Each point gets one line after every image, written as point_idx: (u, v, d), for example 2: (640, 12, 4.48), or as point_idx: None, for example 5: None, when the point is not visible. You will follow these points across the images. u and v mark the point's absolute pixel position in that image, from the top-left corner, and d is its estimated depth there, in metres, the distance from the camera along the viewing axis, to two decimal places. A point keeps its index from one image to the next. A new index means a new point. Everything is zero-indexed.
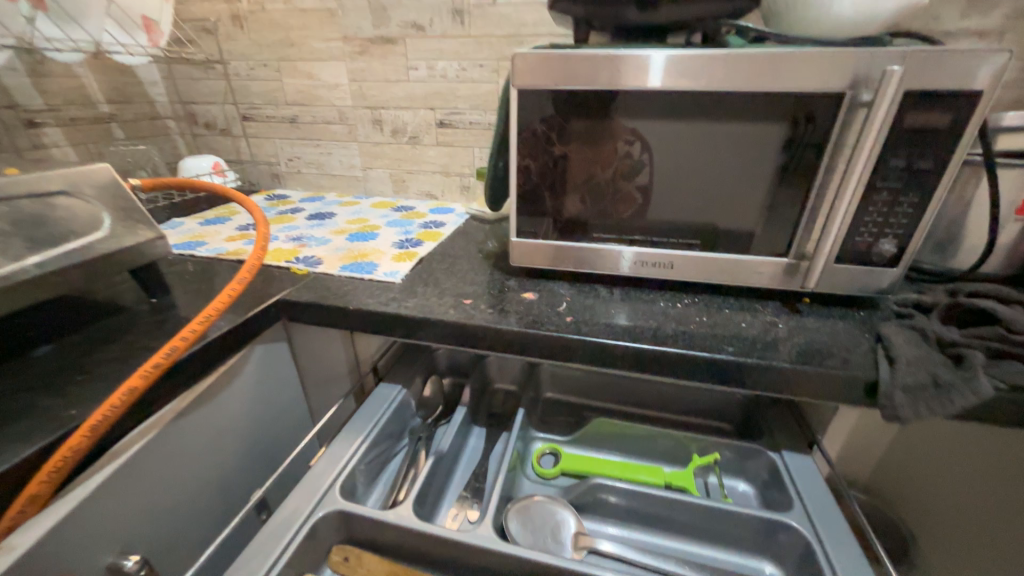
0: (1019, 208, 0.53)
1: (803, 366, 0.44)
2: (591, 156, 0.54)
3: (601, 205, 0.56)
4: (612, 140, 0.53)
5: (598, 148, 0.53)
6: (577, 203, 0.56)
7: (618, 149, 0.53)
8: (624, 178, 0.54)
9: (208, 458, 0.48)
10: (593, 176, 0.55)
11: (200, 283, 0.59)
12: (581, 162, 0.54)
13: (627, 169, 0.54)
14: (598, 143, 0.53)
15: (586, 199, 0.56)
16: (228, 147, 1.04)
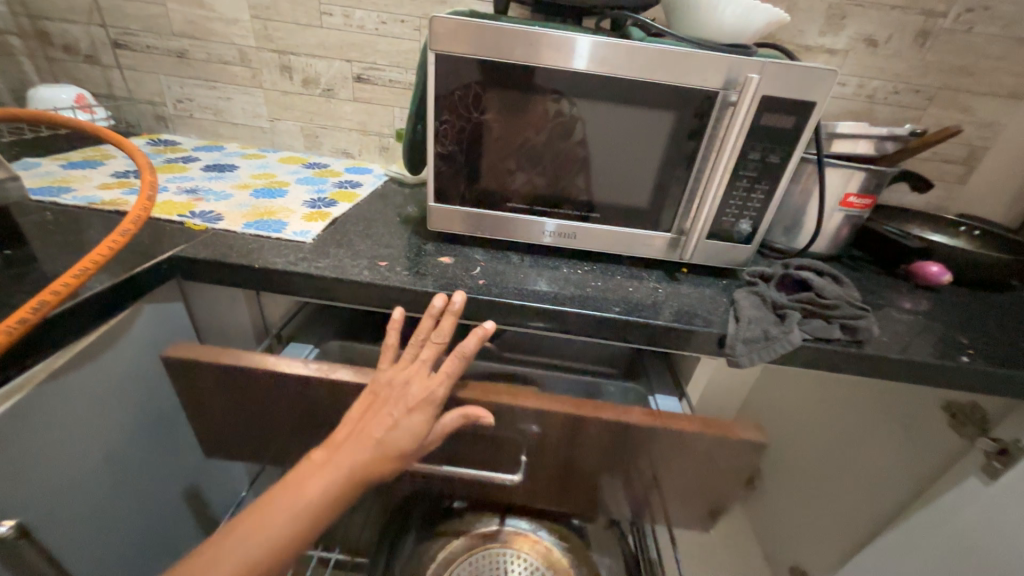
0: (841, 200, 0.68)
1: (675, 324, 0.52)
2: (521, 122, 0.56)
3: (540, 167, 0.59)
4: (539, 101, 0.55)
5: (523, 112, 0.56)
6: (510, 165, 0.59)
7: (548, 109, 0.55)
8: (560, 138, 0.57)
9: (92, 423, 0.44)
10: (528, 139, 0.58)
11: (68, 235, 0.52)
12: (507, 124, 0.56)
13: (561, 128, 0.56)
14: (524, 108, 0.55)
15: (521, 161, 0.59)
16: (97, 78, 0.89)
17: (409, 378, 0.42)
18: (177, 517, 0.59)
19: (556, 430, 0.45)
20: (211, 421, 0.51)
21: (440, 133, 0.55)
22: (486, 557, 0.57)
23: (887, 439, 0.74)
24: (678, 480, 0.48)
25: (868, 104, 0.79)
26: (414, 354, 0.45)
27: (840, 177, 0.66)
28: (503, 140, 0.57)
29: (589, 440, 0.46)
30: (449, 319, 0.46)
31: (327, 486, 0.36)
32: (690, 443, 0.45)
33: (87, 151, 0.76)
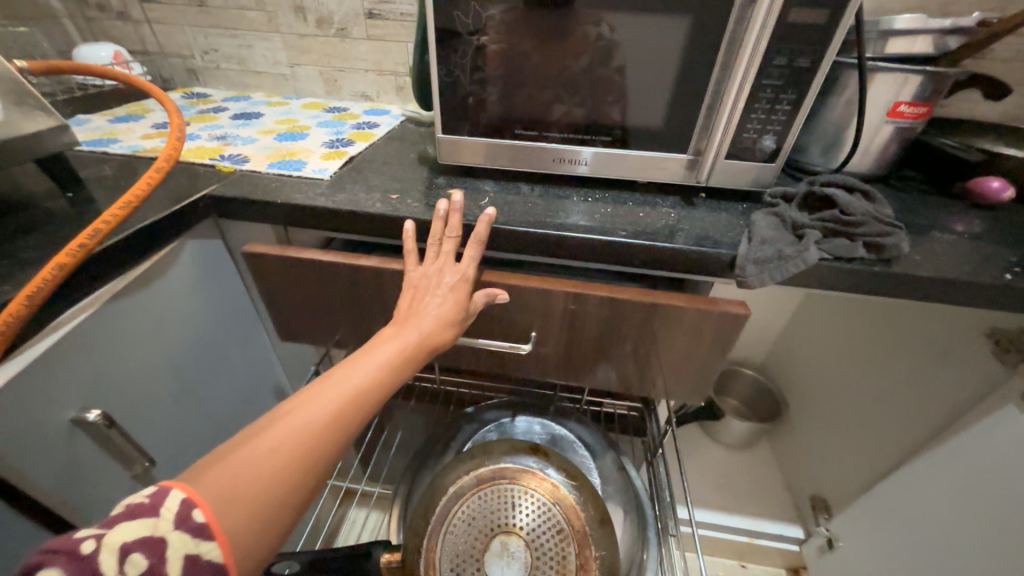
0: (889, 110, 0.61)
1: (684, 247, 0.51)
2: (560, 50, 0.55)
3: (578, 96, 0.57)
4: (578, 26, 0.53)
5: (561, 38, 0.54)
6: (547, 97, 0.58)
7: (588, 33, 0.53)
8: (598, 64, 0.55)
9: (153, 341, 0.51)
10: (567, 67, 0.56)
11: (118, 179, 0.58)
12: (547, 53, 0.55)
13: (601, 54, 0.54)
14: (566, 31, 0.53)
15: (560, 91, 0.57)
16: (131, 35, 0.94)
17: (441, 269, 0.48)
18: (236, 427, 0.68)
19: (560, 304, 0.53)
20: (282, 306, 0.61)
21: (479, 62, 0.56)
22: (493, 494, 0.53)
23: (929, 369, 0.72)
24: (668, 353, 0.55)
25: None
26: (435, 252, 0.50)
27: (890, 83, 0.59)
28: (541, 69, 0.56)
29: (590, 314, 0.53)
30: (455, 215, 0.50)
31: (404, 345, 0.42)
32: (679, 316, 0.51)
33: (130, 106, 0.82)
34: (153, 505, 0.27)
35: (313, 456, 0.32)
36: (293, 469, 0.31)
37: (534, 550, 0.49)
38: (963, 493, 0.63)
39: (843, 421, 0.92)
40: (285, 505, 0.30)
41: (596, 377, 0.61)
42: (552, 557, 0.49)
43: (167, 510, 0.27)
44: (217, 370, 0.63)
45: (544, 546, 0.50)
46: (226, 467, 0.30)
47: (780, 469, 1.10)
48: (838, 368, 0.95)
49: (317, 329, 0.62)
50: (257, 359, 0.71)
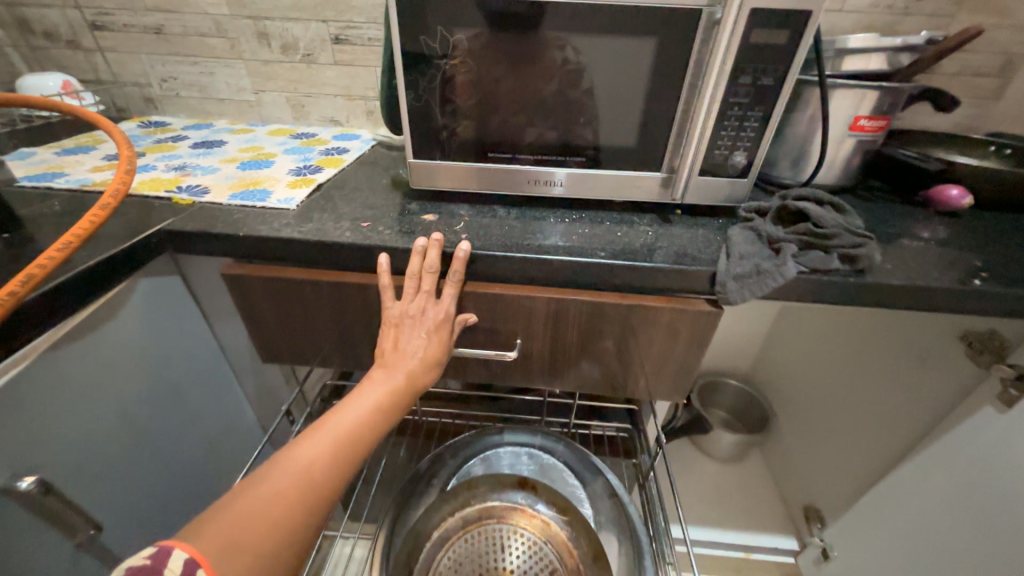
0: (851, 124, 0.62)
1: (666, 265, 0.50)
2: (530, 74, 0.54)
3: (552, 119, 0.57)
4: (545, 51, 0.53)
5: (529, 63, 0.54)
6: (521, 121, 0.58)
7: (555, 58, 0.53)
8: (569, 87, 0.55)
9: (100, 391, 0.47)
10: (540, 92, 0.56)
11: (62, 216, 0.53)
12: (518, 78, 0.55)
13: (571, 77, 0.54)
14: (534, 57, 0.53)
15: (533, 116, 0.57)
16: (82, 63, 0.90)
17: (422, 307, 0.48)
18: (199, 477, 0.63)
19: (540, 311, 0.53)
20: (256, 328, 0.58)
21: (450, 92, 0.55)
22: (481, 535, 0.50)
23: (907, 372, 0.74)
24: (647, 353, 0.56)
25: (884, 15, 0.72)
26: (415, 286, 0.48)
27: (849, 98, 0.60)
28: (514, 95, 0.56)
29: (570, 317, 0.54)
30: (433, 250, 0.48)
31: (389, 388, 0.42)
32: (656, 315, 0.52)
33: (80, 138, 0.77)
34: (155, 566, 0.27)
35: (309, 504, 0.33)
36: (288, 519, 0.32)
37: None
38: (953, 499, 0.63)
39: (828, 427, 0.93)
40: (282, 555, 0.31)
41: (580, 380, 0.60)
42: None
43: (170, 570, 0.27)
44: (177, 416, 0.58)
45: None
46: (223, 522, 0.30)
47: (773, 480, 1.09)
48: (819, 374, 0.96)
49: (299, 349, 0.59)
50: (223, 401, 0.66)
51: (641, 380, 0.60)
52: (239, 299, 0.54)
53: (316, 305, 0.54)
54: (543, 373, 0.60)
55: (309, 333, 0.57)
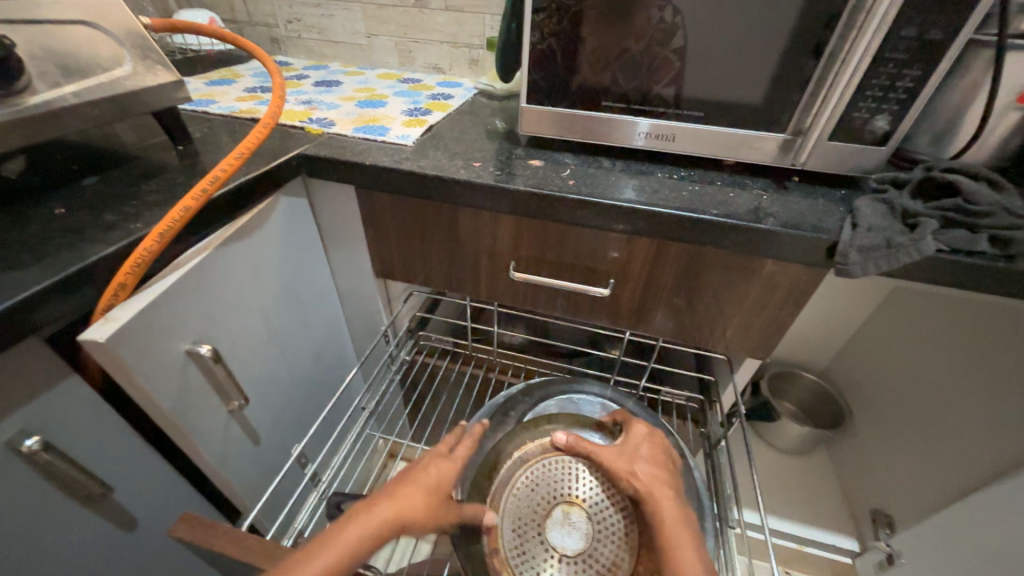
0: (1021, 95, 0.54)
1: (782, 231, 0.48)
2: (620, 31, 0.54)
3: (636, 78, 0.56)
4: (641, 8, 0.52)
5: (623, 20, 0.53)
6: (604, 79, 0.57)
7: (650, 17, 0.52)
8: (658, 46, 0.54)
9: (250, 288, 0.55)
10: (626, 50, 0.54)
11: (220, 137, 0.61)
12: (604, 33, 0.54)
13: (661, 37, 0.53)
14: (628, 12, 0.52)
15: (617, 73, 0.56)
16: (222, 3, 0.98)
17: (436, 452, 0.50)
18: (306, 382, 0.72)
19: (639, 253, 0.55)
20: (379, 246, 0.65)
21: (573, 37, 0.55)
22: (558, 464, 0.53)
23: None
24: (735, 308, 0.57)
25: None
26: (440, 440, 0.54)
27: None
28: (597, 54, 0.55)
29: (668, 258, 0.55)
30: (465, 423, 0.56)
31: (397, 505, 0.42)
32: (756, 266, 0.52)
33: (222, 71, 0.86)
34: None
35: None
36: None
37: (596, 523, 0.49)
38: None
39: (917, 433, 0.86)
40: None
41: (657, 327, 0.62)
42: (614, 534, 0.49)
43: None
44: (299, 322, 0.66)
45: (606, 522, 0.49)
46: None
47: (838, 481, 1.05)
48: (919, 376, 0.88)
49: (411, 267, 0.66)
50: (328, 317, 0.74)
51: (724, 337, 0.60)
52: (366, 211, 0.62)
53: (433, 227, 0.60)
54: (628, 318, 0.62)
55: (419, 251, 0.64)
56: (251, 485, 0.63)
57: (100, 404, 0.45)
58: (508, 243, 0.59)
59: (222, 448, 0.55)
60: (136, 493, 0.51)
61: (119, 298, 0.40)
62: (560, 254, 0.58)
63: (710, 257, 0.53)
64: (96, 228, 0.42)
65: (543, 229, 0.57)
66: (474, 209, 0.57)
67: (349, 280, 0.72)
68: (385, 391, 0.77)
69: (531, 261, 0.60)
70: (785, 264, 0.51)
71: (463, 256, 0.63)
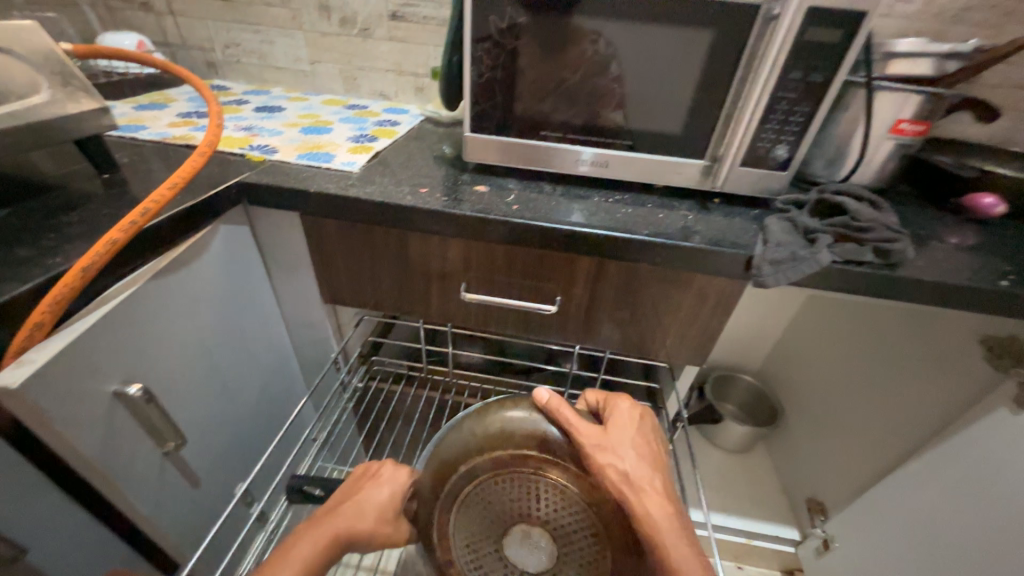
0: (891, 127, 0.64)
1: (706, 248, 0.53)
2: (556, 62, 0.58)
3: (575, 108, 0.61)
4: (577, 42, 0.56)
5: (559, 52, 0.57)
6: (545, 108, 0.61)
7: (585, 50, 0.57)
8: (594, 77, 0.58)
9: (186, 321, 0.52)
10: (564, 80, 0.59)
11: (151, 164, 0.58)
12: (541, 66, 0.58)
13: (596, 68, 0.58)
14: (564, 46, 0.57)
15: (558, 101, 0.60)
16: (152, 26, 0.95)
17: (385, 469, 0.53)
18: (250, 417, 0.68)
19: (582, 271, 0.59)
20: (326, 272, 0.64)
21: (510, 71, 0.59)
22: (512, 482, 0.51)
23: (922, 372, 0.76)
24: (672, 319, 0.61)
25: (936, 23, 0.74)
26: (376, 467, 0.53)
27: (892, 101, 0.62)
28: (537, 84, 0.60)
29: (609, 275, 0.59)
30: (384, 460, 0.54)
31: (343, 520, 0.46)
32: (686, 280, 0.57)
33: (152, 95, 0.83)
34: None
35: None
36: None
37: (561, 545, 0.48)
38: (948, 501, 0.66)
39: (839, 424, 0.95)
40: None
41: (604, 340, 0.65)
42: (583, 557, 0.47)
43: None
44: (241, 355, 0.64)
45: (575, 545, 0.48)
46: None
47: (777, 474, 1.12)
48: (837, 372, 0.98)
49: (360, 291, 0.65)
50: (275, 347, 0.72)
51: (664, 347, 0.65)
52: (312, 238, 0.61)
53: (381, 253, 0.61)
54: (576, 333, 0.65)
55: (368, 276, 0.64)
56: (190, 533, 0.59)
57: (9, 457, 0.41)
58: (458, 266, 0.61)
59: (155, 494, 0.52)
60: (51, 554, 0.46)
61: (36, 339, 0.37)
62: (509, 274, 0.61)
63: (646, 273, 0.57)
64: (8, 264, 0.39)
65: (492, 251, 0.59)
66: (422, 232, 0.58)
67: (296, 307, 0.70)
68: (337, 420, 0.75)
69: (481, 282, 0.62)
70: (710, 279, 0.57)
71: (412, 281, 0.63)
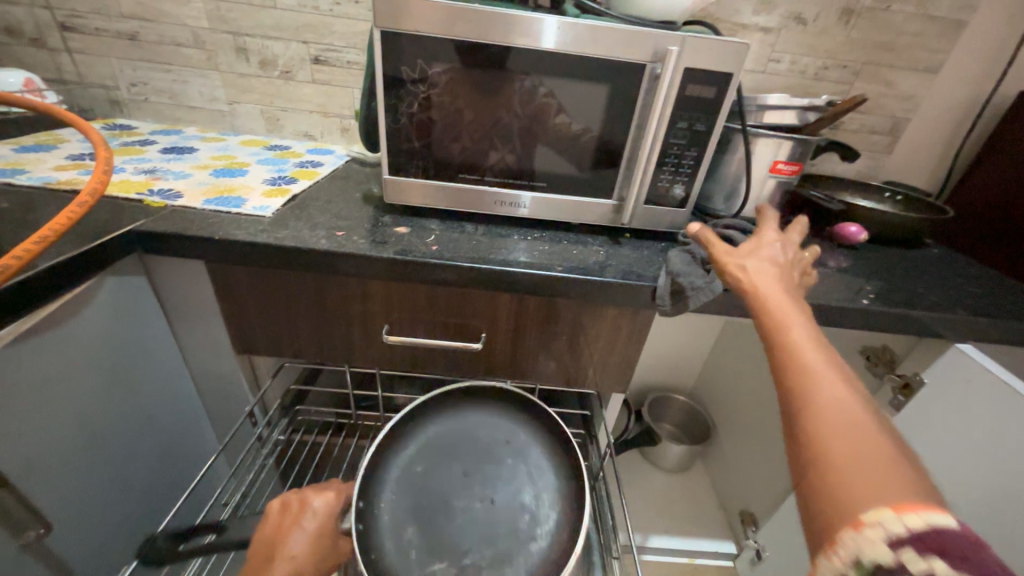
0: (771, 167, 0.73)
1: (613, 281, 0.57)
2: (493, 103, 0.60)
3: (510, 144, 0.63)
4: (511, 86, 0.59)
5: (496, 93, 0.60)
6: (484, 146, 0.63)
7: (519, 91, 0.59)
8: (528, 106, 0.60)
9: (62, 387, 0.47)
10: (500, 119, 0.62)
11: (24, 212, 0.53)
12: (480, 107, 0.61)
13: (529, 103, 0.60)
14: (497, 90, 0.59)
15: (495, 140, 0.63)
16: (45, 62, 0.89)
17: (316, 507, 0.53)
18: (145, 487, 0.61)
19: (503, 307, 0.60)
20: (237, 320, 0.61)
21: (426, 118, 0.60)
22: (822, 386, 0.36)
23: None
24: (592, 349, 0.64)
25: (801, 79, 0.87)
26: (307, 510, 0.52)
27: (768, 146, 0.71)
28: (476, 124, 0.62)
29: (529, 310, 0.60)
30: (324, 493, 0.55)
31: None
32: (601, 312, 0.60)
33: (40, 136, 0.76)
34: None
35: None
36: None
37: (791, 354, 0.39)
38: None
39: (762, 436, 1.01)
40: None
41: (530, 372, 0.66)
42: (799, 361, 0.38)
43: None
44: (133, 417, 0.57)
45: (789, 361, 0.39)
46: None
47: (714, 490, 1.17)
48: (756, 387, 1.05)
49: (277, 339, 0.62)
50: (179, 405, 0.65)
51: (588, 377, 0.67)
52: (219, 287, 0.58)
53: (296, 298, 0.59)
54: (504, 368, 0.66)
55: (285, 323, 0.61)
56: None
57: None
58: (379, 308, 0.60)
59: None
60: None
61: None
62: (430, 314, 0.60)
63: (565, 307, 0.60)
64: None
65: (413, 291, 0.58)
66: (339, 275, 0.56)
67: (202, 359, 0.65)
68: (254, 479, 0.69)
69: (403, 323, 0.61)
70: (622, 309, 0.60)
71: (331, 326, 0.61)
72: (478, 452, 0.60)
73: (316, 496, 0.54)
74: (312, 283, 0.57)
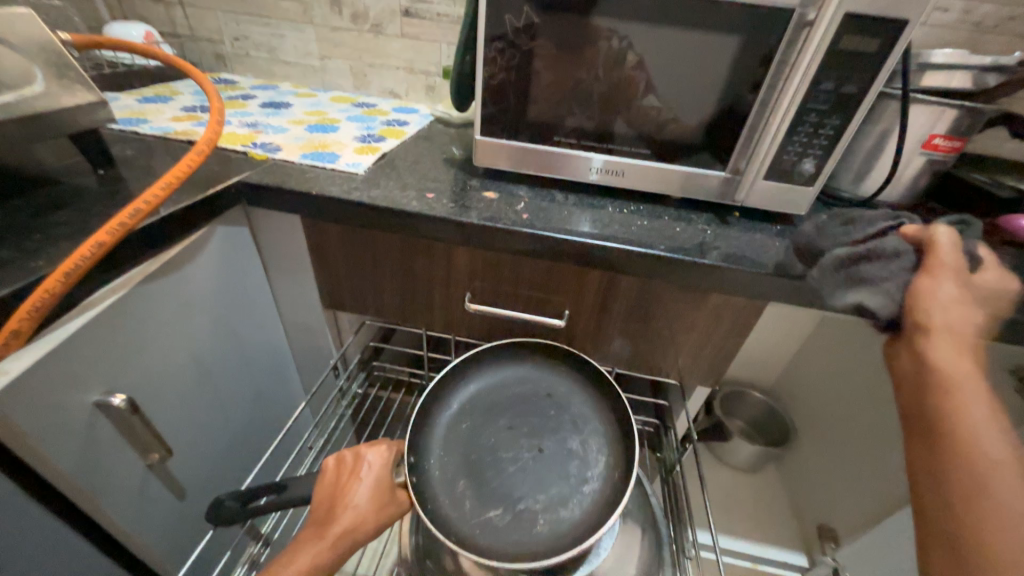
0: (925, 141, 0.60)
1: (722, 266, 0.51)
2: (572, 62, 0.55)
3: (589, 110, 0.58)
4: (593, 41, 0.53)
5: (580, 53, 0.54)
6: (561, 111, 0.58)
7: (601, 49, 0.54)
8: (611, 71, 0.55)
9: (181, 324, 0.51)
10: (579, 81, 0.56)
11: (148, 160, 0.56)
12: (558, 68, 0.56)
13: (612, 63, 0.54)
14: (579, 47, 0.54)
15: (573, 104, 0.57)
16: (162, 17, 0.94)
17: (372, 461, 0.52)
18: (243, 422, 0.66)
19: (593, 284, 0.56)
20: (328, 276, 0.62)
21: (525, 73, 0.56)
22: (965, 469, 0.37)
23: None
24: (685, 338, 0.59)
25: (974, 33, 0.71)
26: (363, 463, 0.51)
27: (925, 115, 0.59)
28: (553, 87, 0.57)
29: (621, 291, 0.56)
30: (377, 447, 0.54)
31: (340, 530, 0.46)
32: (702, 297, 0.55)
33: (158, 88, 0.81)
34: None
35: None
36: None
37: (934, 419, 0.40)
38: None
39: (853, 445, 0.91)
40: None
41: (610, 354, 0.63)
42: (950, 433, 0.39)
43: None
44: (235, 357, 0.62)
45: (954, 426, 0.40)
46: None
47: (786, 496, 1.09)
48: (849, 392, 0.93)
49: (362, 297, 0.63)
50: (272, 351, 0.70)
51: (675, 366, 0.62)
52: (314, 243, 0.59)
53: (383, 258, 0.59)
54: (584, 348, 0.63)
55: (370, 282, 0.61)
56: (172, 544, 0.57)
57: None
58: (463, 275, 0.58)
59: (137, 505, 0.50)
60: None
61: (11, 348, 0.35)
62: (514, 285, 0.58)
63: (663, 290, 0.55)
64: None
65: (499, 260, 0.56)
66: (428, 238, 0.55)
67: (294, 310, 0.68)
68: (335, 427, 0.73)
69: (486, 292, 0.59)
70: (727, 296, 0.54)
71: (416, 289, 0.61)
72: (521, 405, 0.60)
73: (370, 449, 0.53)
74: (403, 243, 0.57)
